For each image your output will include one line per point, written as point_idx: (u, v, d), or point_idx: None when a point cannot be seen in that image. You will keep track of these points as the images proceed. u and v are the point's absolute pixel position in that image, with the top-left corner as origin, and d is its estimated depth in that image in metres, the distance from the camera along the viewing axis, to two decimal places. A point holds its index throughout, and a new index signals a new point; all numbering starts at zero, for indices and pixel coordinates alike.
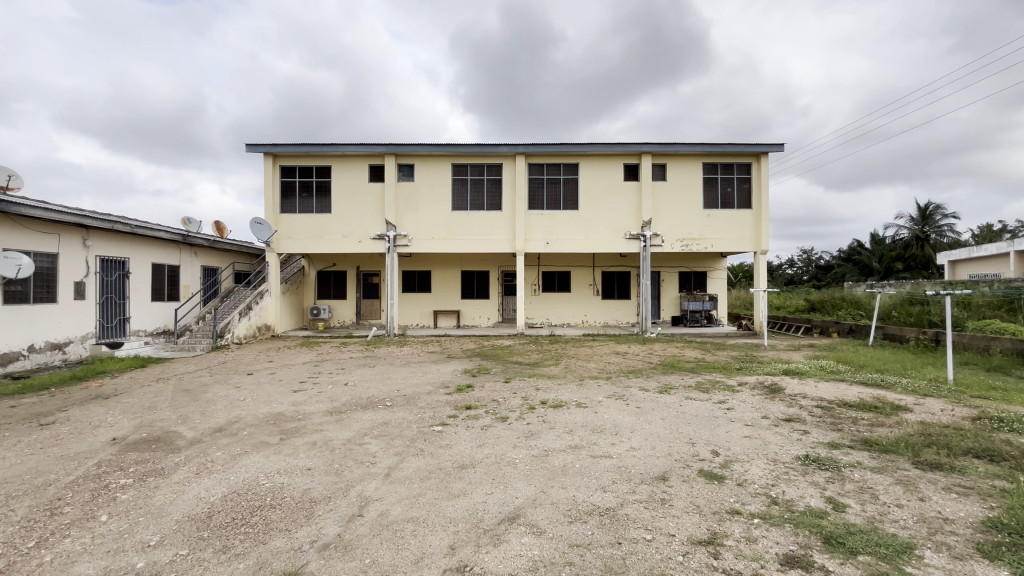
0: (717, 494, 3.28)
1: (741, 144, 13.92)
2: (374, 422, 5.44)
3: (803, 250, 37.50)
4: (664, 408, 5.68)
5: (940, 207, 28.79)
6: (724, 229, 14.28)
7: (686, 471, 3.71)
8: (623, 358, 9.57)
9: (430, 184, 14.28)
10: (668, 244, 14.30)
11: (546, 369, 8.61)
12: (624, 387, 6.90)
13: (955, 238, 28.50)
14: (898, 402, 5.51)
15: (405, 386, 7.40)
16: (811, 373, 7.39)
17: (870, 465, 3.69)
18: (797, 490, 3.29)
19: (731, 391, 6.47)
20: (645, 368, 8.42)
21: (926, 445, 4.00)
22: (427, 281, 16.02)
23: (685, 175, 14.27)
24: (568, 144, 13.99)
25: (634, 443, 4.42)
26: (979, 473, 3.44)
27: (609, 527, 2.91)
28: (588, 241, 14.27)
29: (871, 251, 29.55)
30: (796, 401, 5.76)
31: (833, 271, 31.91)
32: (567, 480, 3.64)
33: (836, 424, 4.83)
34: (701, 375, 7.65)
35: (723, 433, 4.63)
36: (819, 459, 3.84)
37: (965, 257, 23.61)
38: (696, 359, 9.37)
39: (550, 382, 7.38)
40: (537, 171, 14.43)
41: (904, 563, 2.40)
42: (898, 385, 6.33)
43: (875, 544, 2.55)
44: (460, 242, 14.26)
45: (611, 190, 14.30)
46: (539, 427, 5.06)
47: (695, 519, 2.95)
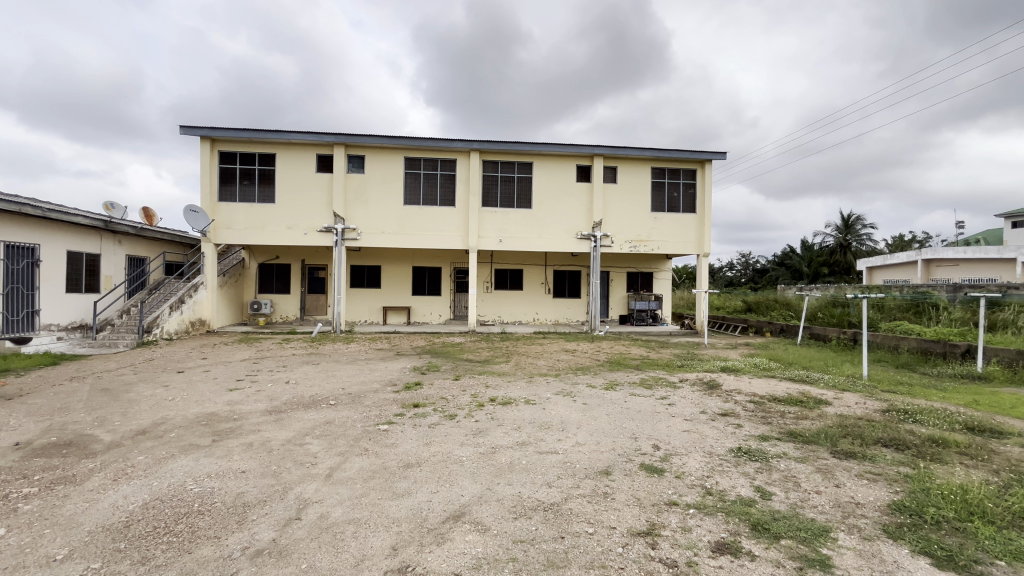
0: (656, 487, 3.41)
1: (688, 151, 14.53)
2: (316, 421, 5.24)
3: (741, 255, 39.90)
4: (610, 404, 5.85)
5: (861, 217, 31.42)
6: (671, 232, 14.85)
7: (628, 465, 3.83)
8: (572, 356, 9.76)
9: (381, 177, 13.91)
10: (617, 245, 14.69)
11: (497, 366, 8.63)
12: (573, 384, 7.05)
13: (874, 247, 31.21)
14: (821, 396, 5.96)
15: (351, 384, 7.19)
16: (745, 370, 7.83)
17: (794, 455, 3.97)
18: (730, 480, 3.48)
19: (673, 387, 6.77)
20: (593, 365, 8.63)
21: (843, 435, 4.35)
22: (377, 277, 15.63)
23: (636, 178, 14.73)
24: (522, 142, 14.05)
25: (580, 439, 4.51)
26: (887, 461, 3.77)
27: (553, 521, 2.95)
28: (541, 241, 14.41)
29: (802, 256, 31.89)
30: (731, 396, 6.10)
31: (768, 274, 34.13)
32: (513, 477, 3.66)
33: (766, 417, 5.15)
34: (646, 373, 7.92)
35: (664, 428, 4.83)
36: (750, 451, 4.08)
37: (881, 264, 25.85)
38: (642, 357, 9.72)
39: (500, 379, 7.42)
40: (491, 168, 14.40)
41: (820, 545, 2.58)
42: (820, 380, 6.87)
43: (796, 528, 2.74)
44: (411, 237, 13.98)
45: (565, 190, 14.53)
46: (486, 424, 5.05)
47: (635, 511, 3.05)
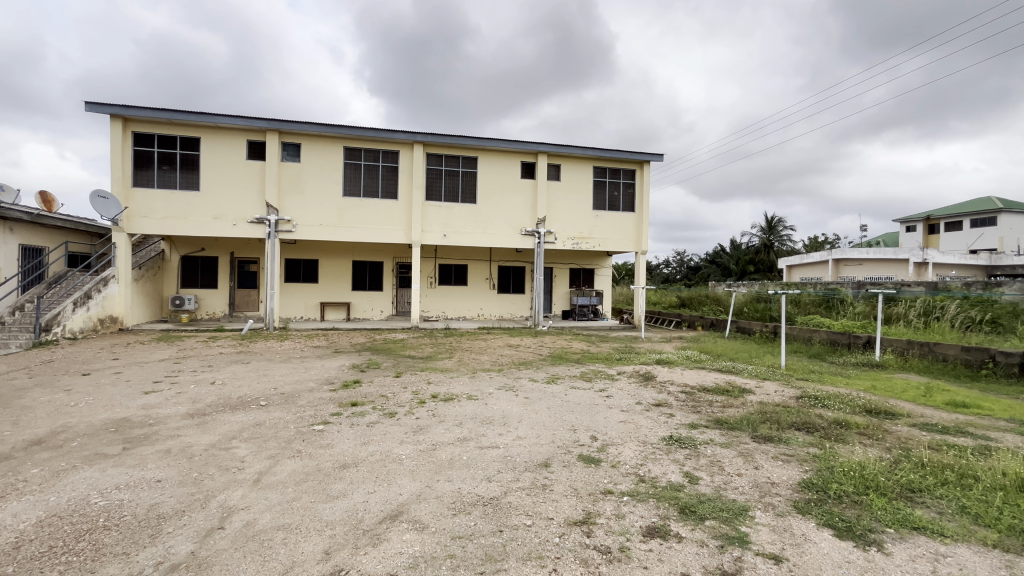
0: (593, 476, 3.51)
1: (628, 151, 15.05)
2: (245, 423, 4.93)
3: (676, 253, 41.98)
4: (551, 397, 5.96)
5: (782, 220, 34.02)
6: (611, 230, 15.33)
7: (567, 457, 3.92)
8: (515, 351, 9.85)
9: (318, 166, 13.29)
10: (560, 241, 14.95)
11: (440, 362, 8.54)
12: (515, 378, 7.12)
13: (793, 247, 33.91)
14: (744, 385, 6.40)
15: (284, 383, 6.84)
16: (678, 362, 8.27)
17: (719, 441, 4.23)
18: (661, 467, 3.66)
19: (611, 379, 7.01)
20: (535, 360, 8.75)
21: (763, 421, 4.70)
22: (314, 271, 14.95)
23: (578, 176, 15.06)
24: (467, 137, 13.93)
25: (520, 432, 4.56)
26: (799, 443, 4.12)
27: (492, 516, 2.96)
28: (485, 236, 14.37)
29: (730, 255, 34.04)
30: (665, 387, 6.41)
31: (700, 271, 36.17)
32: (453, 473, 3.63)
33: (695, 406, 5.46)
34: (586, 366, 8.15)
35: (602, 419, 4.99)
36: (680, 438, 4.30)
37: (798, 263, 28.14)
38: (582, 351, 9.99)
39: (443, 375, 7.34)
40: (435, 162, 14.16)
41: (740, 523, 2.78)
42: (744, 370, 7.39)
43: (719, 509, 2.93)
44: (351, 230, 13.48)
45: (509, 186, 14.58)
46: (427, 421, 4.98)
47: (573, 501, 3.13)
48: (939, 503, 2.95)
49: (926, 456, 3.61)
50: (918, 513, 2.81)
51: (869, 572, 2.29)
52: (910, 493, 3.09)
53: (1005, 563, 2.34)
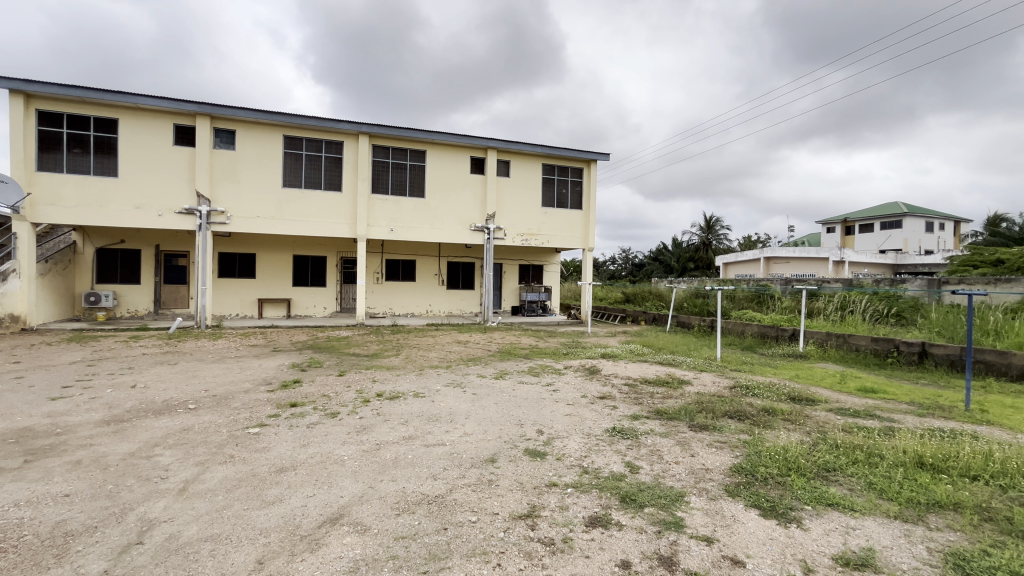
0: (538, 470, 3.55)
1: (576, 150, 15.32)
2: (170, 429, 4.59)
3: (622, 250, 43.34)
4: (499, 393, 5.98)
5: (719, 220, 35.94)
6: (559, 227, 15.56)
7: (513, 451, 3.94)
8: (464, 347, 9.80)
9: (255, 155, 12.55)
10: (510, 237, 14.99)
11: (386, 360, 8.35)
12: (463, 375, 7.07)
13: (728, 246, 35.92)
14: (683, 377, 6.72)
15: (216, 384, 6.43)
16: (622, 355, 8.55)
17: (659, 431, 4.41)
18: (604, 458, 3.76)
19: (558, 373, 7.14)
20: (484, 356, 8.75)
21: (699, 410, 4.94)
22: (251, 266, 14.14)
23: (527, 173, 15.17)
24: (415, 129, 13.65)
25: (467, 429, 4.53)
26: (731, 430, 4.37)
27: (437, 514, 2.92)
28: (434, 231, 14.16)
29: (672, 253, 35.60)
30: (609, 380, 6.61)
31: (644, 268, 37.57)
32: (397, 473, 3.55)
33: (638, 398, 5.67)
34: (534, 361, 8.25)
35: (548, 413, 5.07)
36: (623, 429, 4.44)
37: (733, 260, 29.86)
38: (530, 346, 10.10)
39: (389, 373, 7.17)
40: (382, 154, 13.77)
41: (676, 508, 2.90)
42: (683, 363, 7.75)
43: (658, 496, 3.05)
44: (291, 223, 12.85)
45: (458, 181, 14.44)
46: (371, 420, 4.84)
47: (518, 495, 3.15)
48: (850, 480, 3.22)
49: (840, 438, 3.93)
50: (832, 490, 3.06)
51: (790, 547, 2.47)
52: (826, 472, 3.36)
53: (904, 532, 2.59)
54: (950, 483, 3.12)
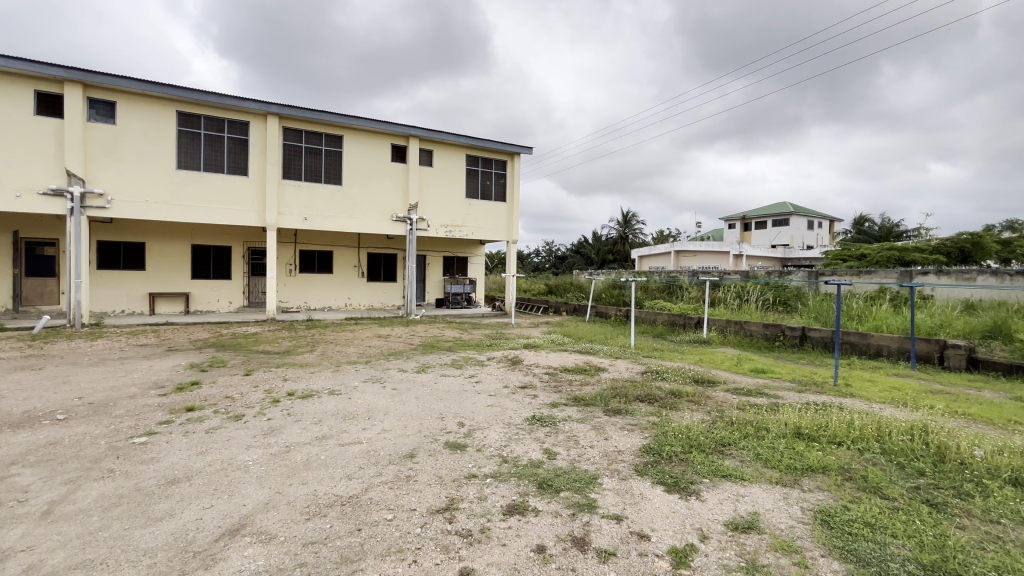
0: (457, 462, 3.54)
1: (499, 142, 15.38)
2: (33, 444, 3.97)
3: (546, 243, 44.38)
4: (420, 387, 5.86)
5: (635, 215, 37.98)
6: (483, 219, 15.55)
7: (433, 445, 3.89)
8: (385, 341, 9.51)
9: (142, 132, 11.16)
10: (433, 229, 14.71)
11: (299, 357, 7.87)
12: (383, 369, 6.87)
13: (644, 240, 38.11)
14: (599, 364, 7.04)
15: (94, 390, 5.67)
16: (544, 345, 8.77)
17: (576, 417, 4.58)
18: (523, 446, 3.82)
19: (481, 365, 7.16)
20: (406, 349, 8.55)
21: (613, 396, 5.20)
22: (139, 256, 12.62)
23: (451, 164, 14.97)
24: (331, 112, 12.89)
25: (386, 425, 4.40)
26: (641, 413, 4.64)
27: (350, 515, 2.81)
28: (352, 221, 13.52)
29: (593, 246, 37.11)
30: (531, 370, 6.75)
31: (567, 261, 38.79)
32: (308, 475, 3.36)
33: (557, 386, 5.85)
34: (457, 353, 8.21)
35: (470, 404, 5.07)
36: (542, 417, 4.56)
37: (647, 254, 31.71)
38: (454, 338, 10.04)
39: (302, 371, 6.76)
40: (294, 137, 12.86)
41: (590, 490, 3.03)
42: (600, 351, 8.13)
43: (572, 480, 3.17)
44: (188, 210, 11.61)
45: (379, 170, 13.89)
46: (281, 421, 4.54)
47: (436, 489, 3.11)
48: (742, 453, 3.56)
49: (734, 415, 4.34)
50: (726, 463, 3.36)
51: (689, 518, 2.67)
52: (722, 447, 3.68)
53: (783, 496, 2.91)
54: (820, 449, 3.56)
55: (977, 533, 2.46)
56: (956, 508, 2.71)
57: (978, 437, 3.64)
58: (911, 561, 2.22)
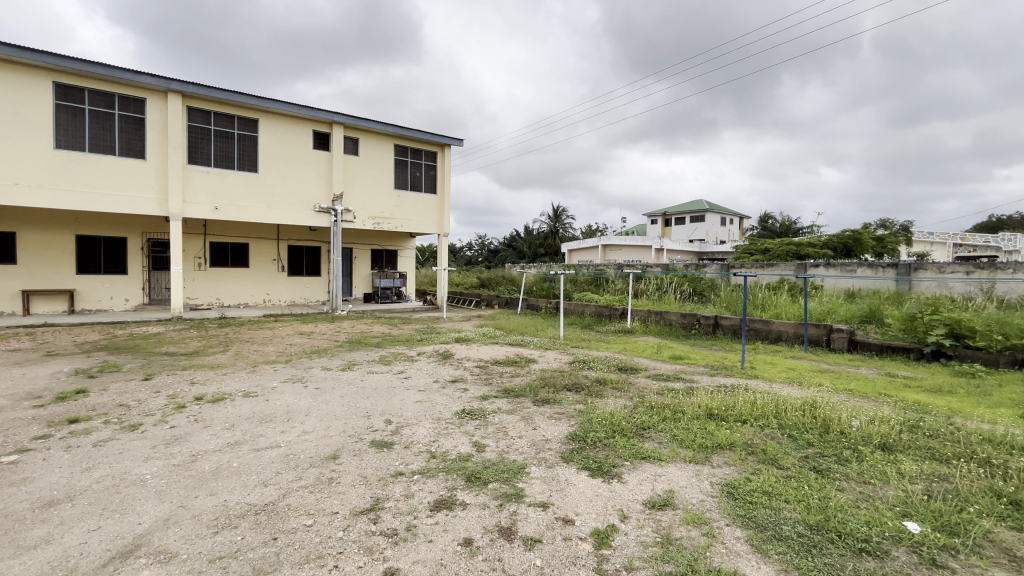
0: (384, 461, 3.43)
1: (429, 133, 15.09)
2: None
3: (479, 237, 44.29)
4: (345, 385, 5.63)
5: (565, 210, 38.93)
6: (413, 211, 15.19)
7: (358, 445, 3.75)
8: (308, 339, 9.02)
9: (9, 104, 9.66)
10: (360, 220, 14.13)
11: (210, 358, 7.25)
12: (305, 368, 6.51)
13: (573, 234, 39.20)
14: (530, 356, 7.16)
15: None
16: (475, 338, 8.77)
17: (505, 408, 4.62)
18: (452, 441, 3.80)
19: (411, 360, 7.01)
20: (330, 347, 8.16)
21: (542, 386, 5.31)
22: (9, 248, 10.96)
23: (378, 153, 14.45)
24: (244, 93, 11.92)
25: (307, 427, 4.17)
26: (569, 401, 4.79)
27: (264, 524, 2.63)
28: (269, 211, 12.63)
29: (524, 240, 37.62)
30: (462, 363, 6.71)
31: (500, 254, 39.00)
32: (217, 485, 3.10)
33: (487, 378, 5.87)
34: (386, 349, 7.97)
35: (398, 401, 4.94)
36: (472, 411, 4.54)
37: (577, 247, 32.67)
38: (383, 334, 9.74)
39: (212, 373, 6.23)
40: (200, 119, 11.75)
41: (517, 480, 3.07)
42: (531, 342, 8.27)
43: (500, 471, 3.19)
44: (71, 195, 10.23)
45: (300, 157, 13.09)
46: (187, 429, 4.15)
47: (361, 490, 3.00)
48: (660, 435, 3.78)
49: (654, 400, 4.60)
50: (645, 445, 3.55)
51: (611, 500, 2.79)
52: (642, 430, 3.89)
53: (696, 472, 3.13)
54: (728, 427, 3.87)
55: (853, 493, 2.79)
56: (837, 473, 3.06)
57: (855, 410, 4.14)
58: (800, 523, 2.47)
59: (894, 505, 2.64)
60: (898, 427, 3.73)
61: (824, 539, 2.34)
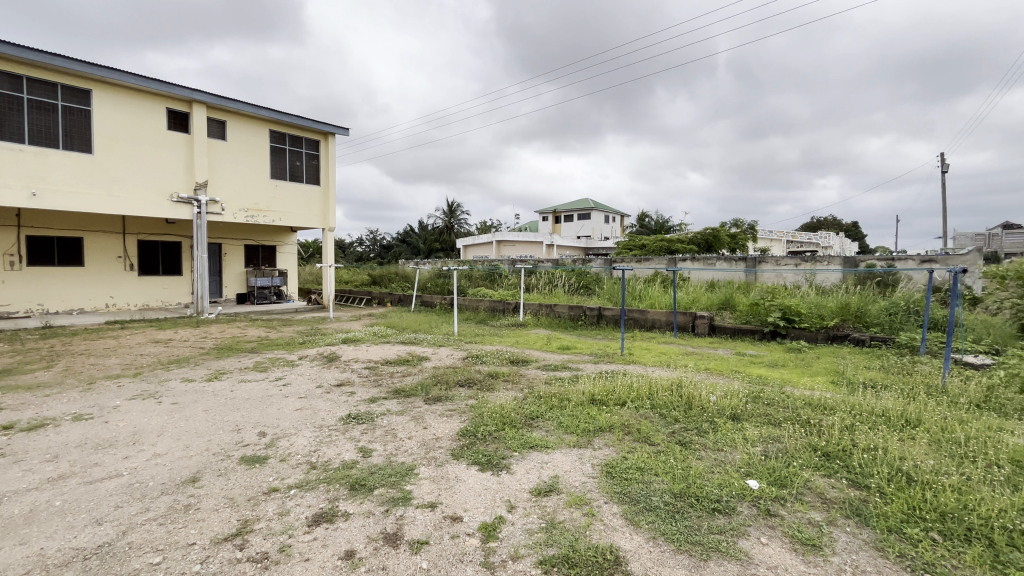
0: (255, 478, 3.11)
1: (311, 120, 14.05)
2: None
3: (370, 232, 42.39)
4: (210, 397, 4.99)
5: (460, 206, 38.89)
6: (293, 203, 14.01)
7: (224, 464, 3.35)
8: (165, 347, 7.87)
9: None
10: (229, 213, 12.66)
11: (27, 376, 5.97)
12: (159, 381, 5.65)
13: (468, 230, 39.31)
14: (422, 354, 7.01)
15: None
16: (365, 339, 8.36)
17: (395, 410, 4.45)
18: (335, 448, 3.56)
19: (291, 365, 6.46)
20: (194, 355, 7.20)
21: (434, 384, 5.22)
22: None
23: (250, 138, 13.07)
24: (71, 58, 9.96)
25: (160, 449, 3.62)
26: (461, 397, 4.77)
27: (96, 571, 2.22)
28: (111, 200, 10.73)
29: (418, 235, 36.85)
30: (349, 366, 6.35)
31: (393, 250, 37.76)
32: (31, 532, 2.55)
33: (377, 380, 5.62)
34: (262, 355, 7.25)
35: (275, 411, 4.52)
36: (358, 415, 4.31)
37: (472, 243, 32.83)
38: (259, 338, 8.85)
39: (31, 395, 5.13)
40: (8, 85, 9.57)
41: (405, 483, 2.97)
42: (424, 340, 8.11)
43: (387, 475, 3.06)
44: None
45: (150, 138, 11.31)
46: None
47: (225, 514, 2.68)
48: (548, 424, 3.93)
49: (543, 390, 4.77)
50: (533, 434, 3.65)
51: (499, 492, 2.83)
52: (531, 420, 4.00)
53: (578, 456, 3.31)
54: (608, 411, 4.15)
55: (709, 460, 3.17)
56: (697, 443, 3.44)
57: (712, 386, 4.70)
58: (667, 492, 2.73)
59: (741, 466, 3.04)
60: (745, 399, 4.32)
61: (686, 504, 2.61)
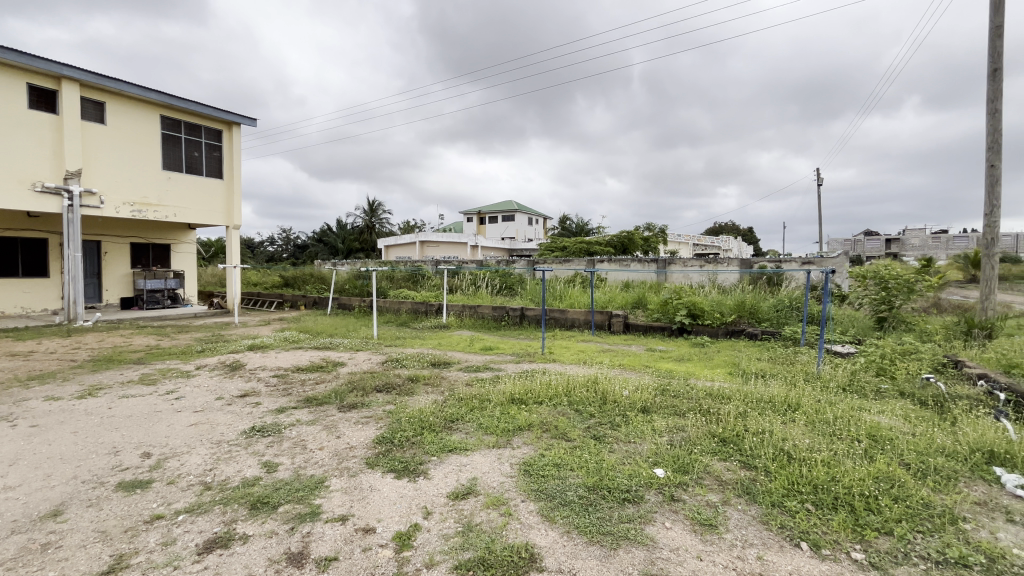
0: (136, 506, 2.75)
1: (211, 107, 12.86)
2: None
3: (283, 231, 39.73)
4: (82, 417, 4.36)
5: (382, 205, 37.69)
6: (190, 198, 12.72)
7: (97, 492, 2.94)
8: (25, 361, 6.76)
9: None
10: (111, 206, 11.20)
11: None
12: (15, 401, 4.84)
13: (391, 230, 38.20)
14: (338, 359, 6.66)
15: None
16: (274, 345, 7.78)
17: (305, 420, 4.18)
18: (235, 465, 3.26)
19: (185, 376, 5.83)
20: (63, 369, 6.26)
21: (349, 391, 4.97)
22: None
23: (136, 124, 11.66)
24: None
25: (12, 481, 3.09)
26: (378, 403, 4.59)
27: None
28: None
29: (336, 234, 35.14)
30: (254, 374, 5.86)
31: (309, 250, 35.68)
32: None
33: (286, 389, 5.24)
34: (150, 366, 6.48)
35: (164, 428, 4.06)
36: (263, 427, 3.99)
37: (394, 243, 31.94)
38: (147, 347, 7.91)
39: None
40: None
41: (313, 497, 2.79)
42: (340, 344, 7.71)
43: (294, 490, 2.86)
44: None
45: (5, 117, 9.68)
46: None
47: (95, 550, 2.34)
48: (468, 426, 3.89)
49: (463, 392, 4.72)
50: (452, 438, 3.60)
51: (415, 499, 2.75)
52: (450, 423, 3.94)
53: (497, 456, 3.31)
54: (527, 410, 4.21)
55: (621, 452, 3.32)
56: (610, 437, 3.59)
57: (625, 381, 4.94)
58: (581, 486, 2.82)
59: (649, 456, 3.21)
60: (654, 392, 4.58)
61: (598, 497, 2.71)
